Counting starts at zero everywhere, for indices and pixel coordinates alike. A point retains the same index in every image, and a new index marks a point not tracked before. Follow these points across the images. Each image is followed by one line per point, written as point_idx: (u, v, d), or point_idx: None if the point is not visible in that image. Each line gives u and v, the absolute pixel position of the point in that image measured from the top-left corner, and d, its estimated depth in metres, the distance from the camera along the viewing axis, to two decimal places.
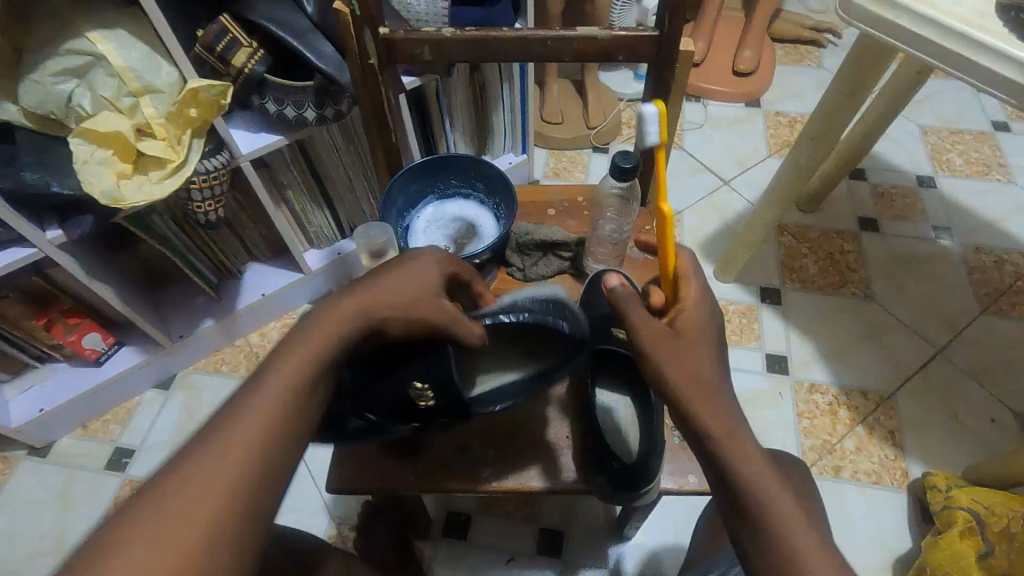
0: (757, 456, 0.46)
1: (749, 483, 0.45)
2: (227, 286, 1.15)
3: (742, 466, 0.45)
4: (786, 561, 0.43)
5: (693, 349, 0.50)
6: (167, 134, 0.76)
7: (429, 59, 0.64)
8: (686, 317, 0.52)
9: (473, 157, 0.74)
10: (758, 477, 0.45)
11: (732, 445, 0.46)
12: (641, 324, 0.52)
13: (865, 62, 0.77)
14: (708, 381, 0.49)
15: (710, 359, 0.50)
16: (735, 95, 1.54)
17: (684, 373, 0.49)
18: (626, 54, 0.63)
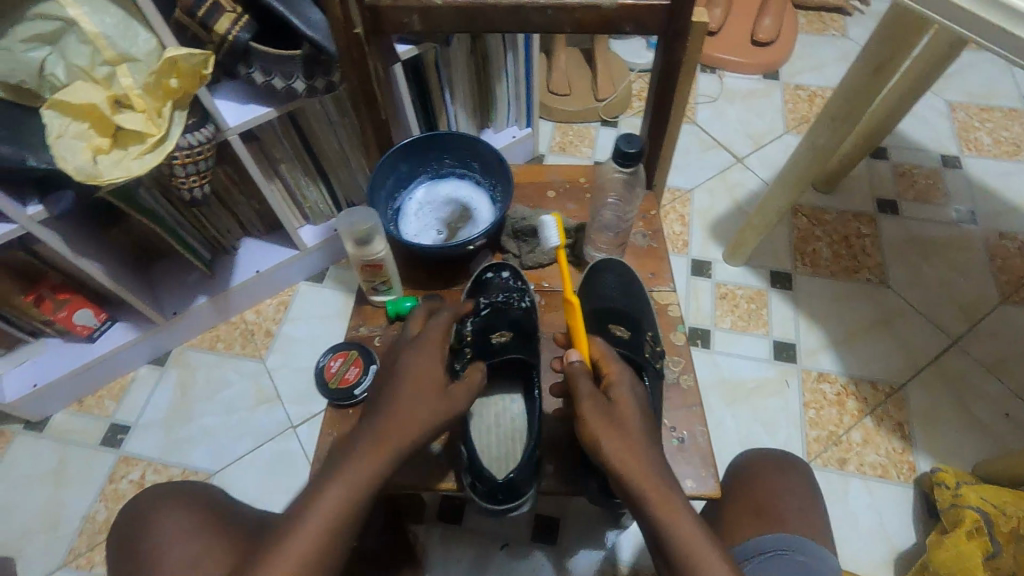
0: (686, 512, 0.46)
1: (685, 543, 0.44)
2: (221, 262, 1.12)
3: (676, 528, 0.45)
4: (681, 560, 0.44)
5: (626, 417, 0.50)
6: (146, 107, 0.72)
7: (419, 29, 0.59)
8: (617, 391, 0.52)
9: (456, 134, 0.70)
10: (687, 531, 0.45)
11: (664, 507, 0.46)
12: (583, 400, 0.51)
13: (896, 35, 0.71)
14: (639, 448, 0.49)
15: (641, 427, 0.50)
16: (752, 67, 1.46)
17: (622, 448, 0.48)
18: (633, 25, 0.58)
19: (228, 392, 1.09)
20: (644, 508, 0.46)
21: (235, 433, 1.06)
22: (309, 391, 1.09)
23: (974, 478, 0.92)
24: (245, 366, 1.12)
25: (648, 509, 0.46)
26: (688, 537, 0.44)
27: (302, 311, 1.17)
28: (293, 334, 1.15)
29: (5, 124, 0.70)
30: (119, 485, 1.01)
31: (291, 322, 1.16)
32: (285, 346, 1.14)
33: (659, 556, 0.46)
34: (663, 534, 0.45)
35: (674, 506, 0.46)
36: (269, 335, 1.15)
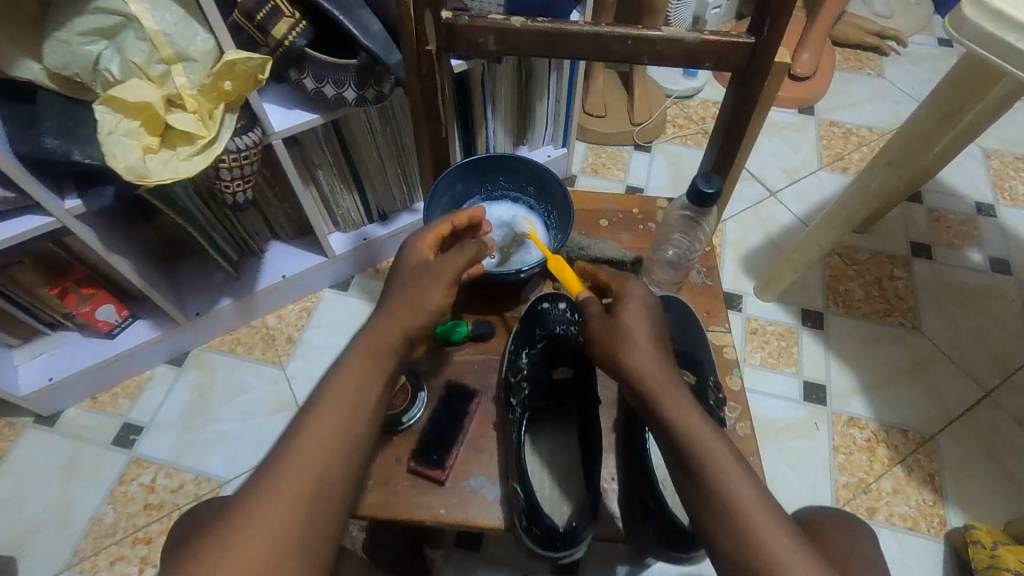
0: (699, 419, 0.49)
1: (703, 449, 0.47)
2: (247, 264, 1.10)
3: (689, 432, 0.48)
4: (700, 466, 0.47)
5: (634, 334, 0.54)
6: (199, 107, 0.70)
7: (492, 49, 0.58)
8: (627, 311, 0.56)
9: (515, 157, 0.68)
10: (709, 445, 0.48)
11: (677, 411, 0.50)
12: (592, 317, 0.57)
13: (965, 87, 0.70)
14: (658, 361, 0.53)
15: (652, 344, 0.54)
16: (788, 100, 1.46)
17: (640, 360, 0.53)
18: (714, 60, 0.56)
19: (246, 398, 1.07)
20: (658, 412, 0.50)
21: (251, 441, 1.03)
22: None
23: (1008, 538, 0.90)
24: (265, 371, 1.09)
25: (667, 414, 0.50)
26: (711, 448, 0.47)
27: (325, 319, 1.15)
28: (315, 342, 1.12)
29: (53, 116, 0.68)
30: (129, 488, 0.98)
31: (313, 329, 1.14)
32: (306, 353, 1.11)
33: (678, 465, 0.49)
34: (678, 432, 0.49)
35: (693, 419, 0.49)
36: (291, 342, 1.12)
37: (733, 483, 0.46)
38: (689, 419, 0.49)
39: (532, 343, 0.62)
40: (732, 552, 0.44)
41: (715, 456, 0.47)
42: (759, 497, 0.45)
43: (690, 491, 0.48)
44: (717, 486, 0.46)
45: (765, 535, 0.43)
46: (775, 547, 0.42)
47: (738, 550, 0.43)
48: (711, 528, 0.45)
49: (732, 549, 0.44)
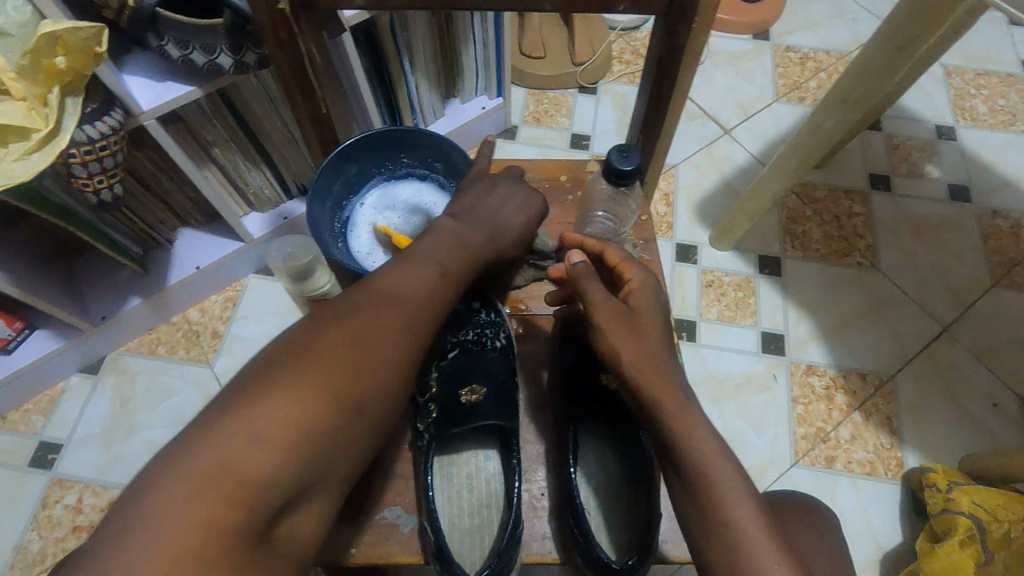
0: (707, 430, 0.46)
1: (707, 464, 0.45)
2: (155, 257, 0.99)
3: (696, 443, 0.45)
4: (703, 480, 0.45)
5: (646, 325, 0.50)
6: (26, 94, 0.58)
7: (362, 4, 0.48)
8: (637, 298, 0.52)
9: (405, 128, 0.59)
10: (713, 459, 0.45)
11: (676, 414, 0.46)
12: (594, 294, 0.52)
13: (925, 9, 0.61)
14: (659, 359, 0.49)
15: (660, 337, 0.50)
16: (742, 26, 1.34)
17: (639, 352, 0.49)
18: (629, 2, 0.48)
19: (173, 402, 0.99)
20: (660, 417, 0.47)
21: None
22: None
23: (964, 476, 0.90)
24: (191, 372, 1.01)
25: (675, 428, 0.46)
26: (717, 479, 0.45)
27: (252, 309, 1.06)
28: (243, 335, 1.04)
29: None
30: (53, 511, 0.91)
31: (240, 320, 1.05)
32: (234, 349, 1.03)
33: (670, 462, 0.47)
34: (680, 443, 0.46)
35: (698, 426, 0.46)
36: (217, 337, 1.03)
37: (732, 498, 0.44)
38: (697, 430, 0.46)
39: (442, 356, 0.61)
40: (701, 527, 0.45)
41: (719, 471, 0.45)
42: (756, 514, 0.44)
43: (681, 497, 0.46)
44: (698, 469, 0.45)
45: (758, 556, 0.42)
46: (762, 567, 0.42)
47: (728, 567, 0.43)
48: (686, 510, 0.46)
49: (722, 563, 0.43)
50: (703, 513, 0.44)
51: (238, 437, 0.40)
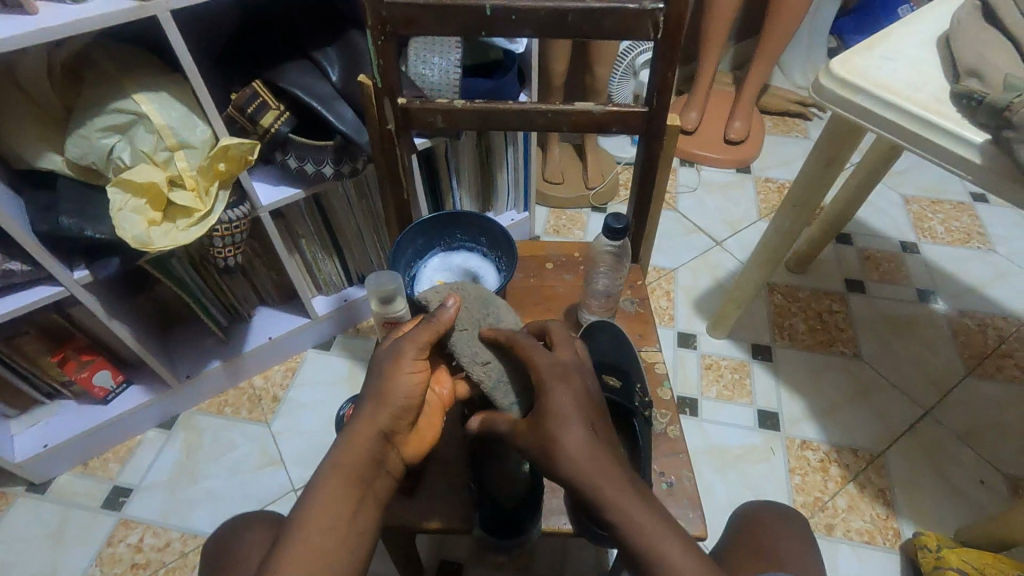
0: (652, 518, 0.48)
1: (655, 558, 0.47)
2: (235, 328, 1.19)
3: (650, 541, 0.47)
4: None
5: (567, 417, 0.51)
6: (197, 186, 0.83)
7: (441, 126, 0.72)
8: (555, 380, 0.55)
9: (455, 212, 0.81)
10: (669, 553, 0.47)
11: (622, 507, 0.48)
12: (541, 360, 0.56)
13: (839, 137, 0.85)
14: (595, 449, 0.50)
15: (588, 412, 0.52)
16: (727, 162, 1.62)
17: (580, 446, 0.50)
18: (619, 126, 0.72)
19: (233, 454, 1.12)
20: (607, 510, 0.48)
21: (239, 495, 1.07)
22: (310, 455, 1.12)
23: (956, 543, 0.96)
24: (251, 429, 1.15)
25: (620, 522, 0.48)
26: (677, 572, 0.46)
27: (309, 377, 1.22)
28: (299, 399, 1.19)
29: (71, 198, 0.80)
30: (117, 549, 1.01)
31: (298, 386, 1.21)
32: (292, 409, 1.18)
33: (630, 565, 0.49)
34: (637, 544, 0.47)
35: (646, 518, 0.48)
36: (276, 400, 1.19)
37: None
38: (648, 524, 0.48)
39: None
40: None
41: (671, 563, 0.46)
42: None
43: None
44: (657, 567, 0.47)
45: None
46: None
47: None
48: None
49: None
50: None
51: (312, 544, 0.47)
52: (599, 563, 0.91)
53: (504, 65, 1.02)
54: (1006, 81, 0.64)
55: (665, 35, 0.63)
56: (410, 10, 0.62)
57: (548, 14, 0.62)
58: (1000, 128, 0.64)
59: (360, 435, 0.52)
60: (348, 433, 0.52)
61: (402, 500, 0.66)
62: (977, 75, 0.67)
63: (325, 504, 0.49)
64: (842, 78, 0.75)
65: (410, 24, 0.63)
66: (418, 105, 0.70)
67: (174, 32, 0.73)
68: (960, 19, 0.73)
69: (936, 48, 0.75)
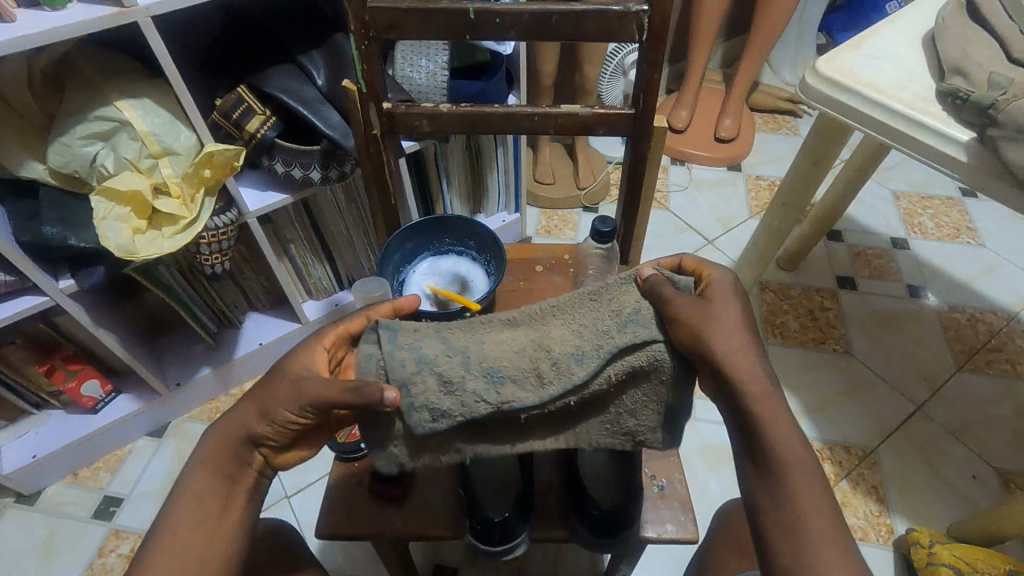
0: (788, 417, 0.46)
1: (783, 451, 0.45)
2: (226, 335, 1.18)
3: (778, 438, 0.45)
4: (784, 481, 0.44)
5: (721, 317, 0.49)
6: (182, 193, 0.82)
7: (427, 130, 0.72)
8: (716, 290, 0.52)
9: (442, 216, 0.80)
10: (789, 444, 0.45)
11: (765, 407, 0.46)
12: (677, 299, 0.49)
13: (826, 135, 0.85)
14: (749, 352, 0.48)
15: (744, 319, 0.50)
16: (718, 159, 1.62)
17: (733, 342, 0.47)
18: (606, 128, 0.71)
19: None
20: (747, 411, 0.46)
21: None
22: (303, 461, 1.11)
23: (948, 538, 0.96)
24: None
25: (758, 415, 0.46)
26: (795, 473, 0.44)
27: None
28: None
29: (54, 207, 0.79)
30: (107, 559, 1.00)
31: None
32: None
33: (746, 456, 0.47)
34: (760, 435, 0.46)
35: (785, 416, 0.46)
36: None
37: (804, 483, 0.44)
38: (779, 416, 0.46)
39: None
40: (786, 546, 0.43)
41: (795, 459, 0.44)
42: (829, 518, 0.43)
43: (753, 479, 0.46)
44: (782, 465, 0.45)
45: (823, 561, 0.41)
46: (824, 561, 0.41)
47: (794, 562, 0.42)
48: (771, 538, 0.44)
49: (780, 558, 0.43)
50: (787, 523, 0.44)
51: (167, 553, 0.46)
52: (593, 566, 0.91)
53: (492, 66, 1.02)
54: (991, 78, 0.64)
55: (649, 36, 0.63)
56: (393, 13, 0.61)
57: (531, 16, 0.62)
58: (986, 125, 0.64)
59: (224, 436, 0.50)
60: (214, 435, 0.50)
61: (391, 509, 0.67)
62: (961, 72, 0.68)
63: (188, 506, 0.47)
64: (830, 77, 0.75)
65: (393, 27, 0.63)
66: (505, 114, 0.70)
67: (156, 38, 0.72)
68: (946, 17, 0.73)
69: (922, 46, 0.75)
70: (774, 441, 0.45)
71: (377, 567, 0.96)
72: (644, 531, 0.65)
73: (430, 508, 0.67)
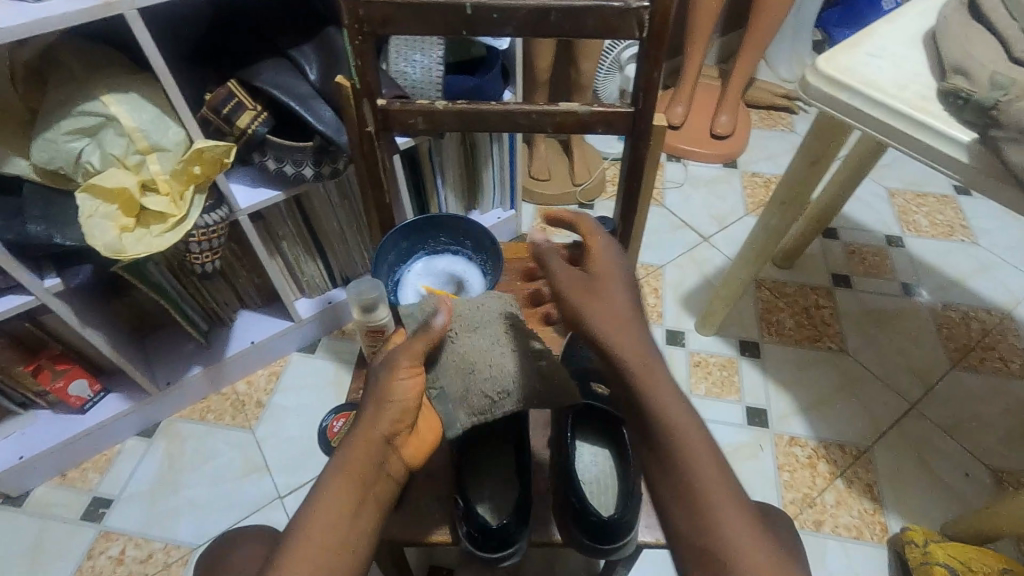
0: (669, 389, 0.54)
1: (669, 421, 0.53)
2: (217, 332, 1.16)
3: (659, 403, 0.54)
4: (680, 491, 0.52)
5: (602, 292, 0.60)
6: (170, 190, 0.80)
7: (422, 127, 0.71)
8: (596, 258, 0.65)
9: (438, 214, 0.79)
10: (677, 425, 0.53)
11: (648, 381, 0.54)
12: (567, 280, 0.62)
13: (826, 134, 0.84)
14: (628, 334, 0.57)
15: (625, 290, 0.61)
16: (713, 156, 1.62)
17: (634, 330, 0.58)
18: (604, 126, 0.70)
19: (216, 462, 1.09)
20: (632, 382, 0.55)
21: (221, 504, 1.05)
22: (295, 463, 1.09)
23: (941, 536, 0.96)
24: (235, 435, 1.12)
25: (647, 395, 0.54)
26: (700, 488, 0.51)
27: (294, 381, 1.20)
28: (283, 404, 1.16)
29: (38, 204, 0.77)
30: (97, 561, 0.99)
31: (282, 392, 1.18)
32: (275, 416, 1.15)
33: (655, 450, 0.54)
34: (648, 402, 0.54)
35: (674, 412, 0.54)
36: (260, 406, 1.16)
37: (690, 446, 0.53)
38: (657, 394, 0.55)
39: None
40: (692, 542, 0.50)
41: (675, 425, 0.53)
42: (726, 494, 0.51)
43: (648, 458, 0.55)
44: (683, 464, 0.52)
45: (732, 534, 0.49)
46: (720, 517, 0.50)
47: (704, 541, 0.49)
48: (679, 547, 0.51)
49: (698, 543, 0.50)
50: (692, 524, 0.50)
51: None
52: (588, 566, 0.90)
53: (488, 61, 1.00)
54: (993, 79, 0.63)
55: (650, 33, 0.61)
56: (388, 8, 0.60)
57: (530, 11, 0.60)
58: (987, 127, 0.63)
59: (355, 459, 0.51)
60: (342, 460, 0.51)
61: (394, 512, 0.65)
62: (963, 72, 0.67)
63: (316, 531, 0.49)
64: (830, 76, 0.74)
65: (388, 23, 0.61)
66: (519, 109, 0.69)
67: (143, 32, 0.70)
68: (946, 16, 0.73)
69: (922, 45, 0.75)
70: (662, 407, 0.53)
71: (372, 567, 0.95)
72: (643, 535, 0.64)
73: (425, 511, 0.66)
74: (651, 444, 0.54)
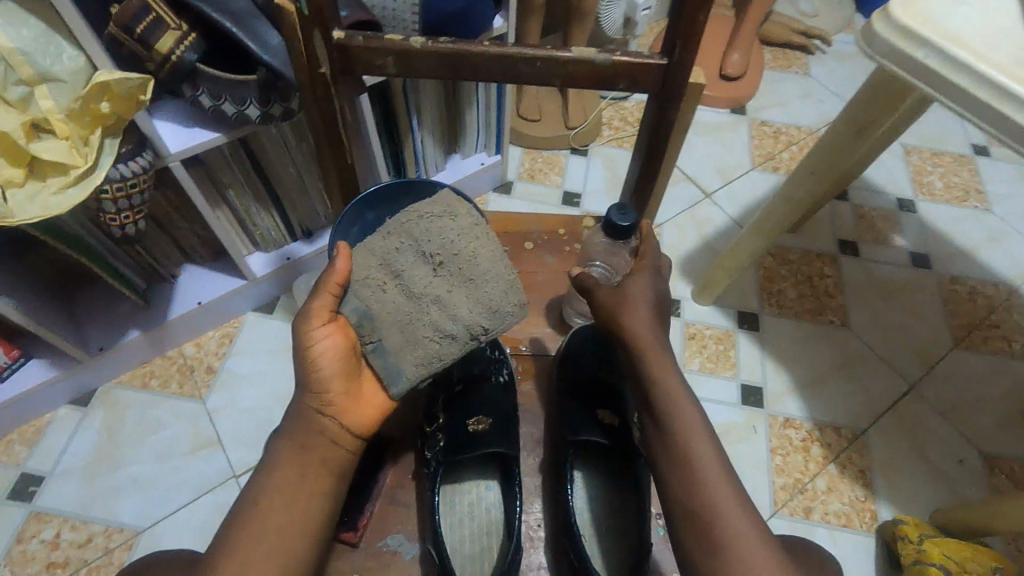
0: (690, 404, 0.56)
1: (682, 425, 0.55)
2: (157, 290, 1.01)
3: (676, 417, 0.56)
4: (692, 483, 0.53)
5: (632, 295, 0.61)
6: (69, 134, 0.63)
7: (394, 71, 0.55)
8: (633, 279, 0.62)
9: (412, 179, 0.65)
10: (690, 425, 0.55)
11: (670, 392, 0.57)
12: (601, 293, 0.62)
13: (878, 97, 0.71)
14: (659, 352, 0.59)
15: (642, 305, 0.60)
16: (721, 100, 1.46)
17: (645, 343, 0.59)
18: (627, 82, 0.56)
19: (162, 435, 0.98)
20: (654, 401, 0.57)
21: (170, 483, 0.95)
22: (253, 438, 0.99)
23: (934, 529, 0.93)
24: (183, 406, 1.01)
25: (664, 392, 0.57)
26: (708, 480, 0.52)
27: (250, 344, 1.07)
28: (238, 371, 1.04)
29: None
30: (29, 546, 0.89)
31: (236, 357, 1.06)
32: (228, 384, 1.03)
33: (663, 448, 0.56)
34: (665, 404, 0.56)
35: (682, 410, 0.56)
36: (211, 372, 1.04)
37: (707, 464, 0.53)
38: (680, 411, 0.56)
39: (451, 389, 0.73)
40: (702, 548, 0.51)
41: (689, 433, 0.55)
42: (737, 502, 0.52)
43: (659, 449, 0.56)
44: (690, 468, 0.53)
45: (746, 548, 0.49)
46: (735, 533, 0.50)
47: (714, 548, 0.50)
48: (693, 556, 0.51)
49: (704, 545, 0.50)
50: (700, 524, 0.51)
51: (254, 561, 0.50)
52: None
53: None
54: None
55: None
56: None
57: None
58: None
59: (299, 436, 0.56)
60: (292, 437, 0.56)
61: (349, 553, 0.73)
62: None
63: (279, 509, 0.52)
64: (905, 27, 0.59)
65: None
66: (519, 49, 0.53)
67: None
68: None
69: None
70: (680, 414, 0.56)
71: None
72: None
73: None
74: (663, 445, 0.56)
